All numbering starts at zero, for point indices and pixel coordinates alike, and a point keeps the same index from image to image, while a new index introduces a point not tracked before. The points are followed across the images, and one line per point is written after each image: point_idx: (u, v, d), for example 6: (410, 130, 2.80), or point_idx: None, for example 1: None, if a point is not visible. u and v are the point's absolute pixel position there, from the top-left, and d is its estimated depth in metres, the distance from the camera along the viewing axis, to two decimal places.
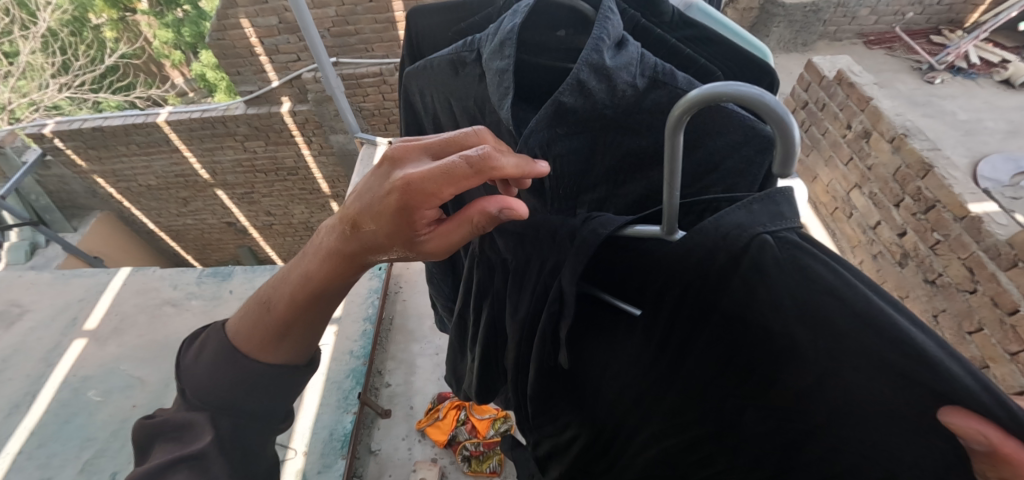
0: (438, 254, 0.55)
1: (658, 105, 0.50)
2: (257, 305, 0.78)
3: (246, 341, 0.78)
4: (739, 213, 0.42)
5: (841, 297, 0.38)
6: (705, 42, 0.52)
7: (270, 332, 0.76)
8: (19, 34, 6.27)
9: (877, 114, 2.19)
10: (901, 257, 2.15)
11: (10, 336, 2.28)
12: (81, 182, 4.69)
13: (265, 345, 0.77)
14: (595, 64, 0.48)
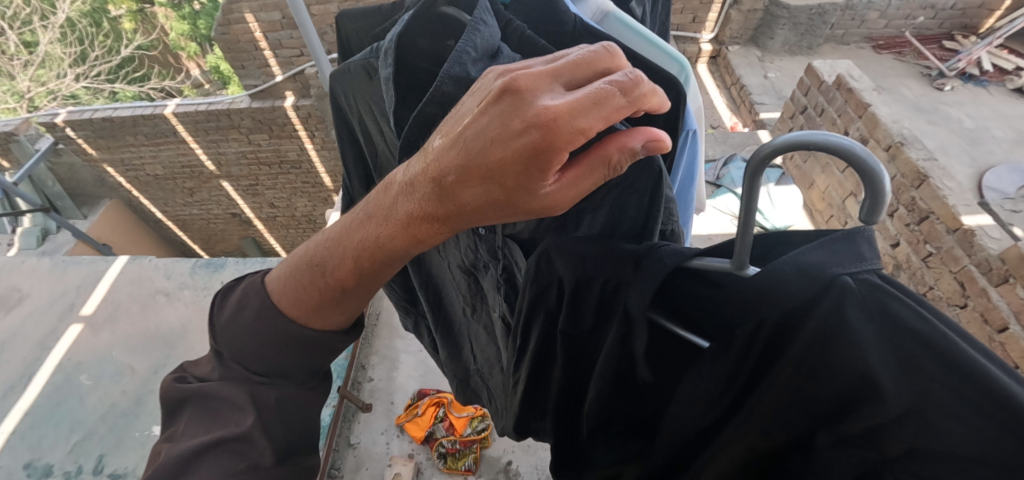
0: (558, 210, 0.40)
1: None
2: (287, 275, 0.63)
3: (285, 313, 0.65)
4: (818, 252, 0.39)
5: (931, 342, 0.35)
6: (609, 52, 0.49)
7: (315, 307, 0.63)
8: (39, 24, 6.43)
9: (875, 121, 2.15)
10: (893, 269, 2.11)
11: (10, 319, 2.35)
12: (92, 170, 4.79)
13: (305, 318, 0.64)
14: (459, 77, 0.42)
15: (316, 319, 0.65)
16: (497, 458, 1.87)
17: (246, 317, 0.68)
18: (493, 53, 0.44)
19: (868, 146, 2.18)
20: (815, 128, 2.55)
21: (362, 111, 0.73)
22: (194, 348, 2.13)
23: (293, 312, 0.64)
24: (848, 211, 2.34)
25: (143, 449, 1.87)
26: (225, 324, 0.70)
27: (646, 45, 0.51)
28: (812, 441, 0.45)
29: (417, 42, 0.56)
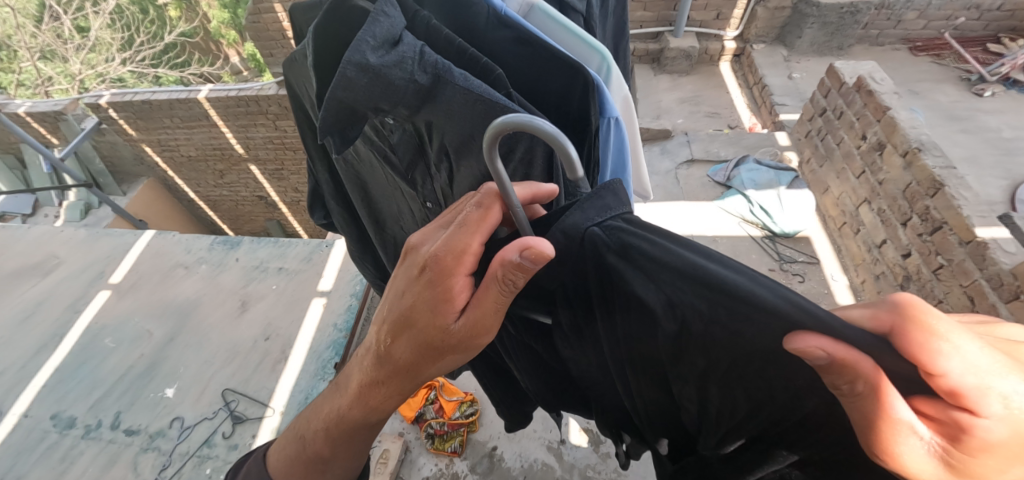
0: (481, 321, 0.56)
1: (449, 101, 0.49)
2: (289, 440, 0.87)
3: (286, 472, 0.85)
4: (576, 215, 0.56)
5: (670, 265, 0.51)
6: (525, 43, 0.56)
7: (313, 462, 0.82)
8: (90, 10, 6.79)
9: (893, 126, 2.07)
10: (903, 280, 2.03)
11: (45, 283, 2.52)
12: (131, 149, 5.06)
13: (301, 474, 0.84)
14: (360, 62, 0.47)
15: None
16: (483, 443, 1.92)
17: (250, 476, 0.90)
18: (395, 41, 0.49)
19: (884, 151, 2.11)
20: (833, 131, 2.48)
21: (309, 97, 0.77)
22: (206, 319, 2.26)
23: (293, 476, 0.84)
24: (861, 219, 2.26)
25: (155, 409, 2.00)
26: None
27: (568, 37, 0.60)
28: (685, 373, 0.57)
29: (336, 29, 0.60)
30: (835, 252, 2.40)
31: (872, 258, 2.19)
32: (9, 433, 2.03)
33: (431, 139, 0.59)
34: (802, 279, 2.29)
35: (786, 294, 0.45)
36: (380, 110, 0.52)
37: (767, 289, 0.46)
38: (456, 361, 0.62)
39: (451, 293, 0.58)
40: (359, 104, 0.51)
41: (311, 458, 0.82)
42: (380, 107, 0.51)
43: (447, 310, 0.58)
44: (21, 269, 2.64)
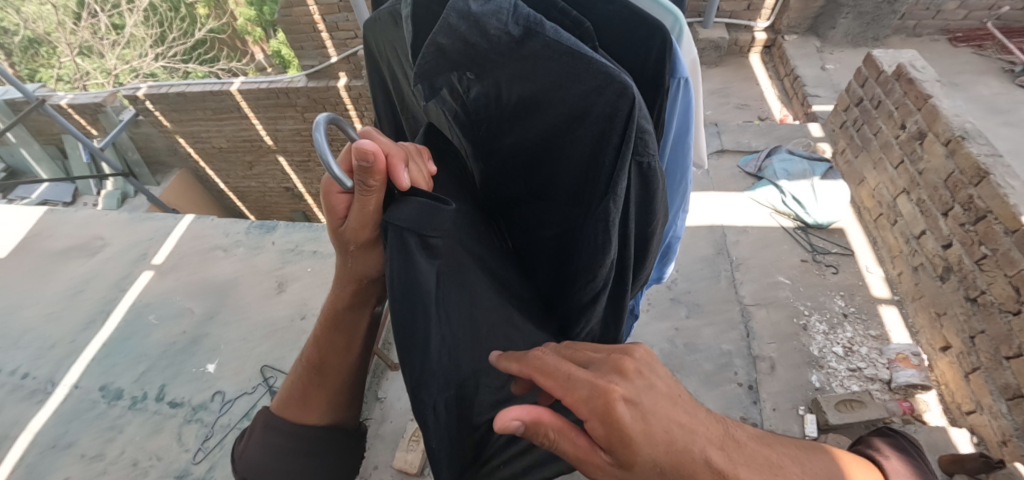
0: (358, 224, 0.69)
1: (537, 51, 0.53)
2: (286, 387, 1.12)
3: (290, 408, 1.13)
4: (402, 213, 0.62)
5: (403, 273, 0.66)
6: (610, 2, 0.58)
7: (309, 384, 1.08)
8: (126, 7, 7.02)
9: (935, 114, 2.02)
10: (943, 271, 1.98)
11: (91, 262, 2.64)
12: (165, 140, 5.22)
13: (301, 403, 1.11)
14: (462, 10, 0.50)
15: (310, 405, 1.12)
16: None
17: (257, 435, 1.15)
18: None
19: (925, 140, 2.07)
20: (870, 121, 2.43)
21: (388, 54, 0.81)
22: (244, 299, 2.34)
23: (296, 404, 1.12)
24: (899, 210, 2.22)
25: (197, 382, 2.09)
26: (244, 451, 1.16)
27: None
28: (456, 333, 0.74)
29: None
30: (870, 244, 2.36)
31: (910, 250, 2.15)
32: (60, 403, 2.14)
33: (507, 95, 0.63)
34: (836, 270, 2.26)
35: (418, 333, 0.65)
36: (474, 60, 0.57)
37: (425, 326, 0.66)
38: (364, 257, 0.77)
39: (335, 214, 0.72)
40: (454, 52, 0.55)
41: (310, 377, 1.06)
42: (470, 57, 0.56)
43: (332, 219, 0.72)
44: (68, 249, 2.76)
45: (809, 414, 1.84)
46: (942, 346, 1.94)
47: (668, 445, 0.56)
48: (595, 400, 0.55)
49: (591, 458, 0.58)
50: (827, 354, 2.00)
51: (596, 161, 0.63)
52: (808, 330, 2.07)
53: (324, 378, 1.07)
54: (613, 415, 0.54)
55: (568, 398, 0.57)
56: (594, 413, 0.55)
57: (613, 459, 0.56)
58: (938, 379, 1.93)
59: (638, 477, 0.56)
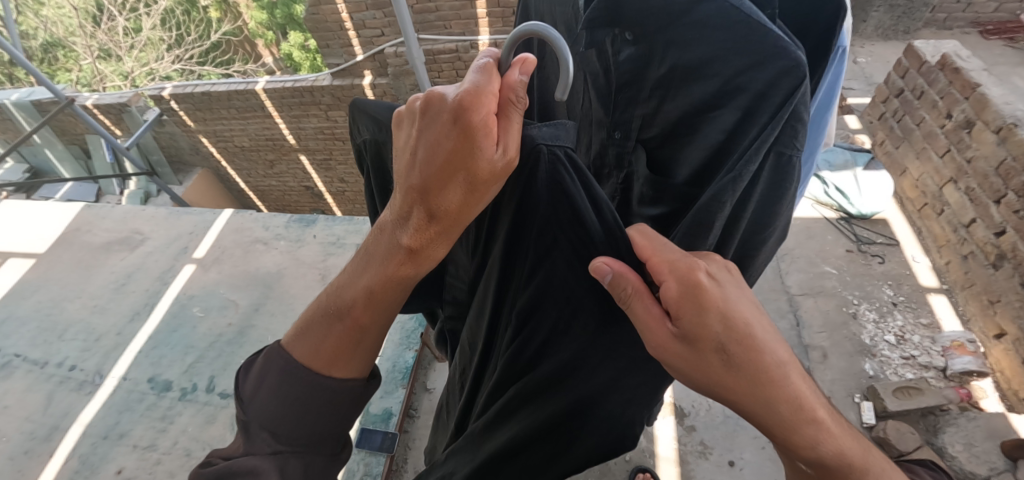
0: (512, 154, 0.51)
1: (706, 15, 0.55)
2: (302, 337, 0.74)
3: (310, 360, 0.74)
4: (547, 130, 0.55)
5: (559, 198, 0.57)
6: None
7: (346, 349, 0.73)
8: (143, 10, 7.08)
9: (984, 102, 2.02)
10: (996, 259, 1.97)
11: (134, 256, 2.70)
12: (188, 140, 5.27)
13: (331, 361, 0.73)
14: None
15: (337, 364, 0.74)
16: None
17: (268, 381, 0.75)
18: None
19: (974, 128, 2.06)
20: (912, 112, 2.43)
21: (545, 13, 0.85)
22: (290, 291, 2.36)
23: (323, 361, 0.73)
24: (945, 199, 2.22)
25: None
26: (252, 393, 0.76)
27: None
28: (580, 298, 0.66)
29: None
30: (915, 233, 2.36)
31: (959, 238, 2.15)
32: (109, 394, 2.15)
33: (659, 61, 0.64)
34: (882, 260, 2.27)
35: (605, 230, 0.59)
36: (647, 18, 0.61)
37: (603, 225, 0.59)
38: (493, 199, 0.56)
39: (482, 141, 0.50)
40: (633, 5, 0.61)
41: (348, 332, 0.71)
42: (645, 13, 0.61)
43: (484, 147, 0.50)
44: (110, 243, 2.82)
45: (865, 401, 1.84)
46: (996, 333, 1.94)
47: (742, 331, 0.52)
48: (686, 266, 0.53)
49: (659, 324, 0.54)
50: (879, 342, 2.00)
51: (739, 136, 0.59)
52: (858, 318, 2.08)
53: (372, 336, 0.72)
54: (698, 284, 0.53)
55: (657, 259, 0.56)
56: (675, 276, 0.54)
57: (681, 328, 0.54)
58: (995, 367, 1.92)
59: (703, 358, 0.53)
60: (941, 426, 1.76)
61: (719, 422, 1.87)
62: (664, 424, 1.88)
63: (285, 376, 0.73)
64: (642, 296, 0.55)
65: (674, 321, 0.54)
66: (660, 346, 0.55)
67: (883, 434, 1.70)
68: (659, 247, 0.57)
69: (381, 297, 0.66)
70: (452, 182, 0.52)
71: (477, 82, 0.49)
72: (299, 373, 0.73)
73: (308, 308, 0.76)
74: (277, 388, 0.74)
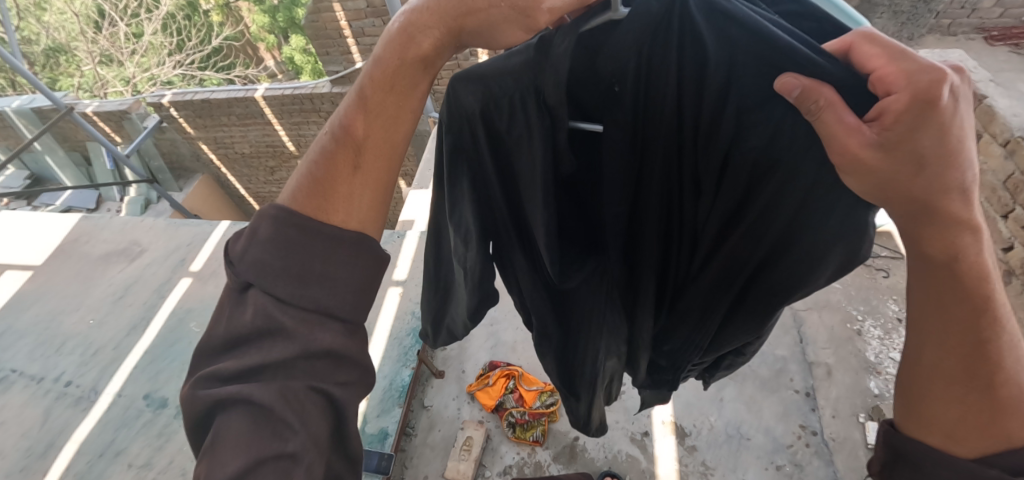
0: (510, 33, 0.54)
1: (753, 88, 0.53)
2: (301, 178, 0.67)
3: (310, 202, 0.65)
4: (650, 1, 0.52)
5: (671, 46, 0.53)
6: (813, 18, 0.58)
7: (346, 183, 0.65)
8: (144, 16, 7.02)
9: (991, 114, 1.99)
10: (1003, 275, 1.97)
11: (133, 268, 2.69)
12: (189, 147, 5.26)
13: (327, 198, 0.65)
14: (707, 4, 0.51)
15: (336, 208, 0.65)
16: (564, 432, 1.95)
17: (262, 236, 0.64)
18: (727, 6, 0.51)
19: (980, 141, 2.03)
20: None
21: None
22: None
23: (328, 197, 0.65)
24: None
25: None
26: (242, 253, 0.64)
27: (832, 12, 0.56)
28: (701, 151, 0.61)
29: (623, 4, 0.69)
30: None
31: None
32: (104, 411, 2.13)
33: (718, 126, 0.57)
34: (888, 274, 2.26)
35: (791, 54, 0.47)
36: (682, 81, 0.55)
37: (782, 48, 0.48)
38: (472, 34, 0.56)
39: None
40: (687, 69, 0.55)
41: (344, 157, 0.65)
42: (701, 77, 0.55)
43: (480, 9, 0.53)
44: (108, 254, 2.81)
45: (870, 421, 1.82)
46: None
47: (942, 165, 0.45)
48: (932, 80, 0.41)
49: (852, 136, 0.44)
50: (885, 360, 1.99)
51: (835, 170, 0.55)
52: (863, 335, 2.07)
53: (368, 170, 0.65)
54: (940, 106, 0.41)
55: (888, 69, 0.43)
56: (913, 88, 0.42)
57: (882, 140, 0.44)
58: None
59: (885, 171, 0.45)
60: None
61: (722, 442, 1.83)
62: (665, 444, 1.85)
63: (281, 222, 0.64)
64: (840, 108, 0.44)
65: (878, 130, 0.44)
66: (846, 157, 0.45)
67: None
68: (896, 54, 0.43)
69: (379, 104, 0.62)
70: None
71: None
72: (294, 219, 0.64)
73: (306, 157, 0.69)
74: (269, 243, 0.63)
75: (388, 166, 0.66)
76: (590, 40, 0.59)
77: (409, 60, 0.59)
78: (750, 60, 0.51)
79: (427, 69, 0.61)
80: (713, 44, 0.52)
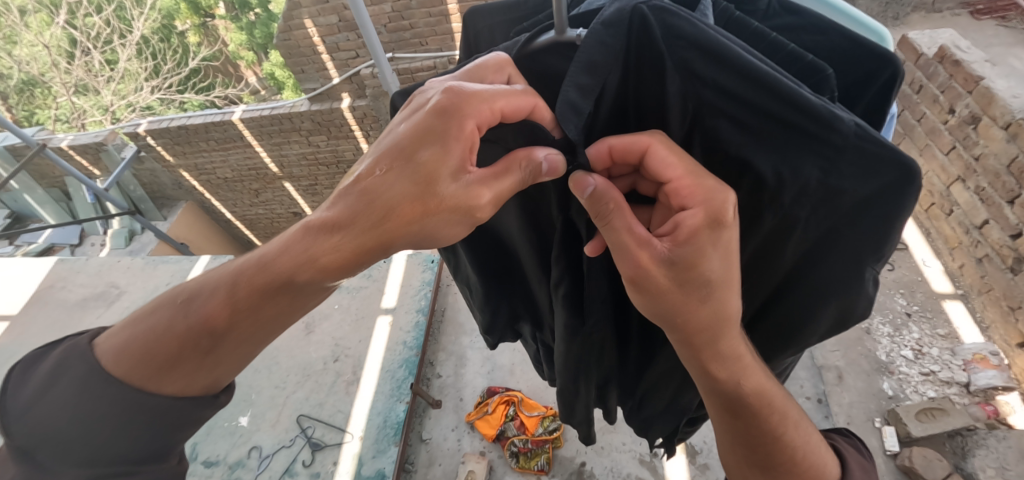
0: (483, 197, 0.57)
1: (735, 117, 0.51)
2: (128, 328, 0.72)
3: (120, 365, 0.69)
4: (610, 11, 0.51)
5: (637, 53, 0.53)
6: (815, 30, 0.60)
7: (184, 344, 0.68)
8: (117, 43, 6.63)
9: (988, 97, 1.93)
10: (1014, 262, 1.92)
11: (111, 312, 2.61)
12: (170, 175, 5.14)
13: (143, 361, 0.69)
14: (664, 21, 0.49)
15: (156, 378, 0.69)
16: (570, 458, 1.86)
17: (63, 384, 0.69)
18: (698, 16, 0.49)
19: (980, 124, 1.98)
20: (912, 106, 2.35)
21: (498, 36, 0.79)
22: (272, 342, 2.24)
23: (148, 369, 0.69)
24: (953, 199, 2.16)
25: (230, 438, 1.96)
26: (31, 403, 0.68)
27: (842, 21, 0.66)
28: None
29: None
30: (924, 236, 2.31)
31: (972, 240, 2.09)
32: None
33: (692, 145, 0.57)
34: (892, 267, 2.23)
35: (759, 75, 0.47)
36: (654, 96, 0.55)
37: (751, 73, 0.47)
38: (404, 187, 0.57)
39: (460, 160, 0.58)
40: (653, 89, 0.55)
41: (192, 338, 0.68)
42: (665, 97, 0.54)
43: (464, 158, 0.58)
44: (86, 299, 2.71)
45: (886, 426, 1.78)
46: (1019, 342, 1.89)
47: (733, 279, 0.56)
48: (717, 203, 0.51)
49: (644, 243, 0.55)
50: (896, 358, 1.95)
51: (840, 193, 0.49)
52: (872, 333, 2.02)
53: (217, 350, 0.68)
54: (724, 227, 0.52)
55: (683, 178, 0.53)
56: (705, 205, 0.52)
57: (674, 255, 0.55)
58: (1020, 379, 1.85)
59: (695, 274, 0.55)
60: (970, 448, 1.70)
61: None
62: (676, 463, 1.79)
63: (91, 379, 0.69)
64: (632, 220, 0.55)
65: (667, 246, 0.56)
66: (643, 265, 0.56)
67: (908, 462, 1.65)
68: (692, 167, 0.53)
69: (254, 301, 0.65)
70: (396, 173, 0.58)
71: (483, 88, 0.55)
72: (98, 379, 0.69)
73: (171, 293, 0.74)
74: (70, 398, 0.68)
75: (241, 351, 0.69)
76: (550, 66, 0.60)
77: (295, 272, 0.61)
78: (719, 98, 0.50)
79: (305, 248, 0.61)
80: (695, 60, 0.49)
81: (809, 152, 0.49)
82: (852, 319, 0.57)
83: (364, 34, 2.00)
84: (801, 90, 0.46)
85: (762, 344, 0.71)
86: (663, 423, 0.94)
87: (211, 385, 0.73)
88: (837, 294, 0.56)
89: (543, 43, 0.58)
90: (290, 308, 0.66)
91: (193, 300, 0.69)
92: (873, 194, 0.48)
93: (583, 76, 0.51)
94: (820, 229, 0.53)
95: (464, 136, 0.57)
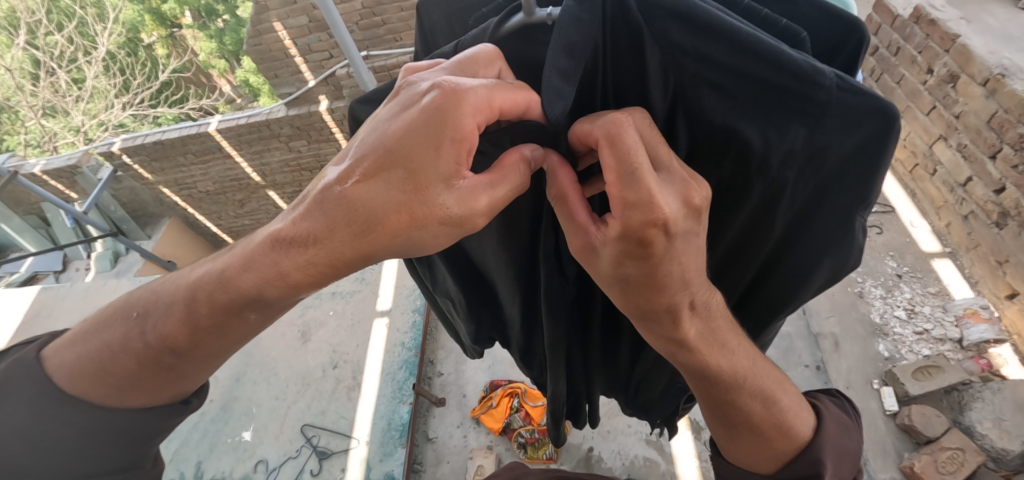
0: (478, 202, 0.51)
1: (717, 84, 0.50)
2: (85, 340, 0.71)
3: (78, 382, 0.70)
4: None
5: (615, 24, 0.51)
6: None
7: (148, 360, 0.67)
8: (82, 61, 6.42)
9: (966, 54, 1.94)
10: (999, 217, 1.94)
11: None
12: (151, 192, 5.05)
13: (103, 380, 0.69)
14: None
15: (121, 394, 0.70)
16: (577, 445, 1.86)
17: (12, 404, 0.69)
18: None
19: (958, 82, 1.99)
20: (891, 69, 2.36)
21: (461, 23, 0.76)
22: (269, 354, 2.21)
23: (106, 387, 0.69)
24: (936, 158, 2.18)
25: (234, 453, 1.95)
26: None
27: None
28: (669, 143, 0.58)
29: None
30: (910, 197, 2.33)
31: (956, 198, 2.11)
32: None
33: (677, 119, 0.55)
34: (881, 230, 2.25)
35: (738, 37, 0.45)
36: (633, 73, 0.53)
37: (730, 34, 0.45)
38: (388, 195, 0.51)
39: (455, 165, 0.51)
40: (632, 64, 0.53)
41: (153, 355, 0.67)
42: (645, 72, 0.52)
43: (456, 161, 0.51)
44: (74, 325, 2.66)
45: (885, 387, 1.81)
46: (1008, 294, 1.92)
47: (670, 280, 0.50)
48: (638, 220, 0.45)
49: (582, 229, 0.52)
50: (890, 319, 1.98)
51: (824, 152, 0.49)
52: (865, 297, 2.04)
53: (184, 361, 0.67)
54: (648, 243, 0.46)
55: (614, 185, 0.46)
56: (625, 218, 0.45)
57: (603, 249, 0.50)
58: (1010, 331, 1.89)
59: (620, 270, 0.51)
60: (967, 402, 1.73)
61: None
62: (683, 439, 1.81)
63: (49, 395, 0.69)
64: (573, 206, 0.53)
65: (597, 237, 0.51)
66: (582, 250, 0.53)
67: (908, 421, 1.68)
68: (627, 171, 0.45)
69: (213, 319, 0.62)
70: (380, 180, 0.51)
71: (476, 83, 0.50)
72: (51, 400, 0.69)
73: (128, 303, 0.71)
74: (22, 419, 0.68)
75: (208, 363, 0.69)
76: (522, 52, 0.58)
77: (262, 288, 0.57)
78: (700, 67, 0.49)
79: (270, 263, 0.56)
80: (674, 27, 0.48)
81: (794, 113, 0.48)
82: (844, 271, 0.58)
83: (335, 33, 1.94)
84: (783, 48, 0.44)
85: (760, 311, 0.72)
86: (662, 406, 0.97)
87: (176, 394, 0.74)
88: (832, 253, 0.56)
89: (512, 26, 0.56)
90: (257, 320, 0.63)
91: (147, 317, 0.67)
92: (856, 148, 0.48)
93: (562, 59, 0.48)
94: (809, 188, 0.53)
95: (462, 139, 0.50)
